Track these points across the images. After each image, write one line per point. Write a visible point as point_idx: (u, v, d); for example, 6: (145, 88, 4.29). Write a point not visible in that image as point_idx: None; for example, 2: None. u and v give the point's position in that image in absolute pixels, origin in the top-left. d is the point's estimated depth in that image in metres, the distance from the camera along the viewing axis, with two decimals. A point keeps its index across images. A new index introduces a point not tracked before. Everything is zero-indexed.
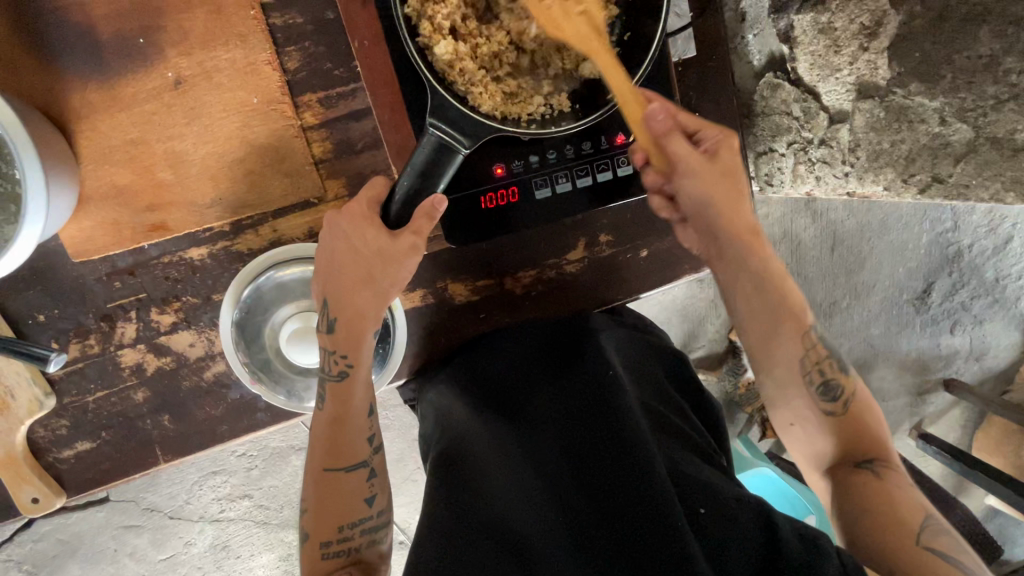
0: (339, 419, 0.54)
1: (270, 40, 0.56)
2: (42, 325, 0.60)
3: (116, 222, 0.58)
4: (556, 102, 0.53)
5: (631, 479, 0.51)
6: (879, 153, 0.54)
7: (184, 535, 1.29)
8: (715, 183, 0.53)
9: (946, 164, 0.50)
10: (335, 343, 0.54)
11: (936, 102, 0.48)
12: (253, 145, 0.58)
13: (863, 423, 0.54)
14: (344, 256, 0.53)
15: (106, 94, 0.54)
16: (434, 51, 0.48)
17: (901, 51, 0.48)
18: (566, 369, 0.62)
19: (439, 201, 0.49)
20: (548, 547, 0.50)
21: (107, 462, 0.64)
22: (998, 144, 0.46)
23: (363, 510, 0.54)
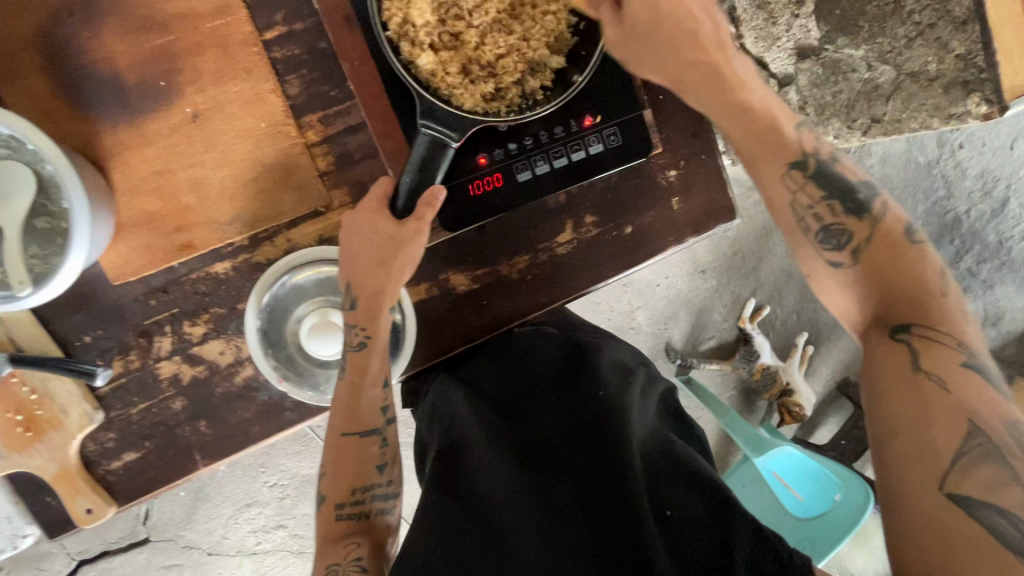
0: (355, 386, 0.62)
1: (273, 71, 0.63)
2: (88, 345, 0.67)
3: (148, 244, 0.64)
4: (529, 91, 0.59)
5: (608, 480, 0.56)
6: (823, 105, 0.74)
7: (223, 570, 1.34)
8: (643, 42, 0.55)
9: (880, 103, 0.69)
10: (356, 318, 0.61)
11: (861, 50, 0.65)
12: (265, 164, 0.65)
13: (888, 267, 0.51)
14: (359, 246, 0.60)
15: (134, 133, 0.62)
16: (416, 65, 0.55)
17: (825, 12, 0.65)
18: (563, 382, 0.68)
19: (437, 190, 0.56)
20: (523, 535, 0.54)
21: (152, 470, 0.70)
22: (916, 79, 0.64)
23: (375, 476, 0.62)
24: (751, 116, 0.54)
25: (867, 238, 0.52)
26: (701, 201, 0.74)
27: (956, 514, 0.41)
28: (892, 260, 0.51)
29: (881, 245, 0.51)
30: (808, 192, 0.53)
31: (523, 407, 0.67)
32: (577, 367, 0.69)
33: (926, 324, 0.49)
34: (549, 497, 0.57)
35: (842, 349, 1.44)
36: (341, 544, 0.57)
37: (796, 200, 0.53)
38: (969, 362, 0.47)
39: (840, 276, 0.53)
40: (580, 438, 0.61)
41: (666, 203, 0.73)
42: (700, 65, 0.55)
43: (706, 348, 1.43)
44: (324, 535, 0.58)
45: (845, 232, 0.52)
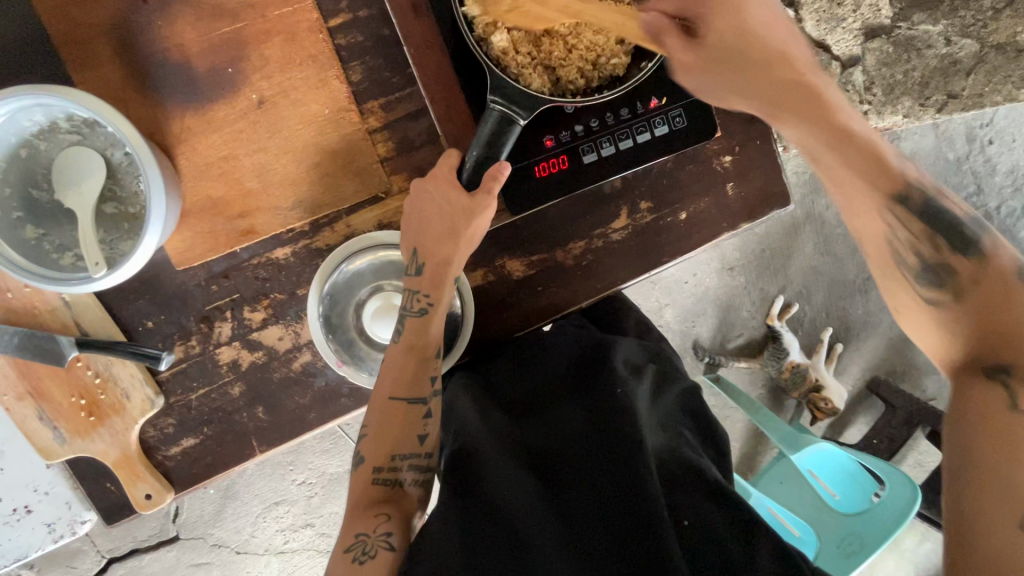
0: (412, 348, 0.62)
1: (337, 58, 0.64)
2: (150, 331, 0.67)
3: (211, 230, 0.65)
4: (600, 70, 0.58)
5: (629, 491, 0.53)
6: (892, 86, 0.79)
7: (252, 569, 1.34)
8: (716, 63, 0.57)
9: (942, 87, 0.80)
10: (422, 284, 0.61)
11: (928, 28, 0.77)
12: (328, 150, 0.65)
13: (997, 307, 0.49)
14: (429, 213, 0.60)
15: (201, 119, 0.63)
16: (488, 41, 0.55)
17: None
18: (580, 382, 0.65)
19: (503, 166, 0.56)
20: (542, 544, 0.52)
21: (209, 456, 0.70)
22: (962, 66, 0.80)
23: (415, 445, 0.61)
24: (848, 131, 0.52)
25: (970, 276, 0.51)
26: (755, 186, 0.74)
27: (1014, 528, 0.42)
28: (1001, 298, 0.49)
29: (988, 286, 0.50)
30: (910, 227, 0.53)
31: (539, 406, 0.65)
32: (599, 362, 0.65)
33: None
34: (566, 506, 0.55)
35: (872, 348, 1.42)
36: (370, 513, 0.57)
37: (894, 234, 0.53)
38: None
39: (935, 317, 0.52)
40: (597, 440, 0.58)
41: (721, 188, 0.73)
42: (796, 87, 0.54)
43: (737, 345, 1.42)
44: (357, 496, 0.59)
45: (948, 271, 0.52)
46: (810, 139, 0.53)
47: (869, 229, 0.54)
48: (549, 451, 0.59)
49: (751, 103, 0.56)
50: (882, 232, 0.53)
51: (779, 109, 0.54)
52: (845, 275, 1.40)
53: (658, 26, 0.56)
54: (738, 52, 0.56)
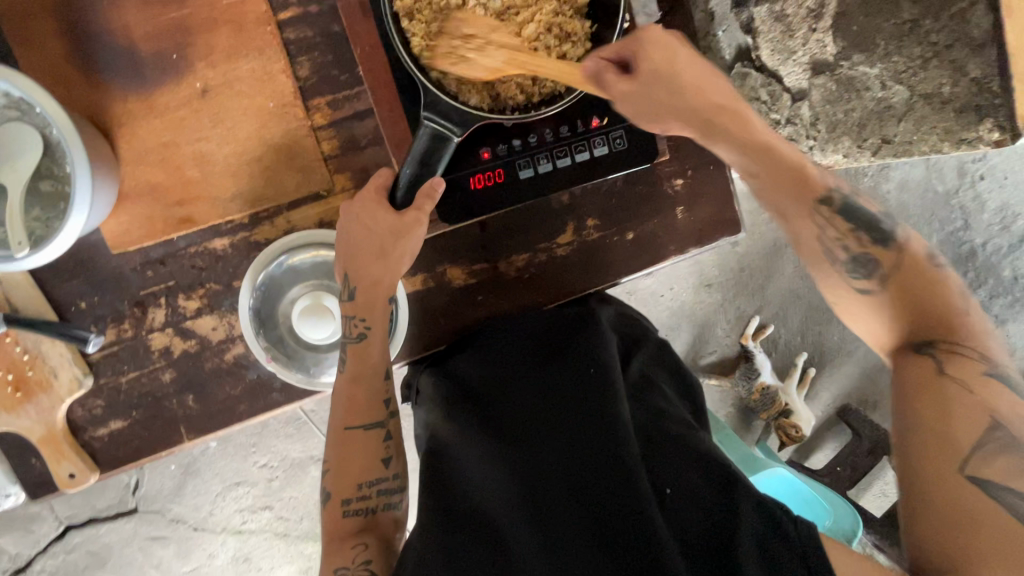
0: (356, 377, 0.61)
1: (285, 52, 0.64)
2: (83, 311, 0.67)
3: (149, 215, 0.65)
4: (540, 85, 0.57)
5: (608, 463, 0.54)
6: (835, 123, 0.69)
7: (207, 547, 1.34)
8: (649, 92, 0.55)
9: (891, 124, 0.64)
10: (356, 310, 0.60)
11: (875, 68, 0.61)
12: (270, 144, 0.65)
13: (923, 292, 0.51)
14: (357, 235, 0.59)
15: (144, 104, 0.63)
16: (425, 55, 0.54)
17: (842, 28, 0.62)
18: (549, 361, 0.65)
19: (438, 183, 0.55)
20: (521, 528, 0.52)
21: (137, 440, 0.70)
22: (929, 99, 0.59)
23: (382, 470, 0.59)
24: (778, 158, 0.55)
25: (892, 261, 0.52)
26: (705, 211, 0.73)
27: (973, 492, 0.42)
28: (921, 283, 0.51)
29: (912, 272, 0.51)
30: (834, 225, 0.54)
31: (508, 386, 0.64)
32: (565, 339, 0.66)
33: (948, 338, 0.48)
34: (541, 485, 0.55)
35: (843, 375, 1.41)
36: (348, 544, 0.55)
37: (822, 231, 0.54)
38: (992, 371, 0.47)
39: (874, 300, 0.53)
40: (572, 418, 0.59)
41: (670, 212, 0.73)
42: (725, 111, 0.56)
43: (709, 362, 1.41)
44: (330, 532, 0.56)
45: (872, 261, 0.53)
46: (747, 162, 0.55)
47: (803, 231, 0.55)
48: (522, 432, 0.59)
49: (684, 128, 0.57)
50: (813, 232, 0.54)
51: (709, 132, 0.56)
52: (822, 301, 1.38)
53: (599, 71, 0.53)
54: (665, 77, 0.55)
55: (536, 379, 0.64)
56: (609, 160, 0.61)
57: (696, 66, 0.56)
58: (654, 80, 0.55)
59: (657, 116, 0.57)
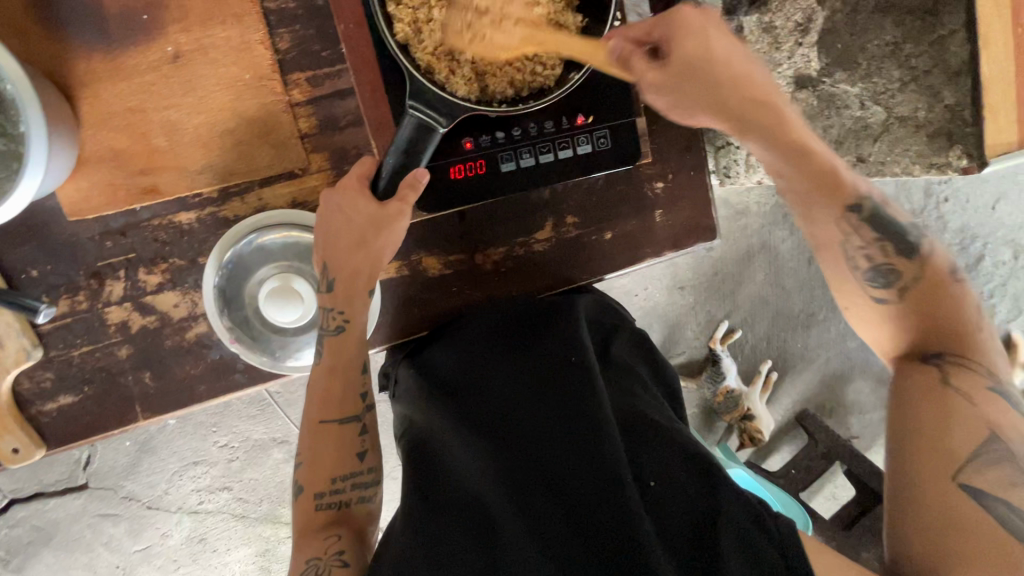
0: (334, 368, 0.59)
1: (264, 22, 0.61)
2: (34, 280, 0.64)
3: (111, 183, 0.62)
4: (529, 78, 0.55)
5: (587, 450, 0.55)
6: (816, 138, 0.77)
7: (161, 526, 1.31)
8: (678, 83, 0.56)
9: (867, 143, 0.71)
10: (334, 301, 0.58)
11: (856, 87, 0.67)
12: (244, 117, 0.62)
13: (937, 305, 0.52)
14: (337, 225, 0.56)
15: (109, 65, 0.59)
16: (415, 47, 0.53)
17: (826, 44, 0.66)
18: (528, 349, 0.65)
19: (422, 174, 0.54)
20: (500, 515, 0.53)
21: (88, 417, 0.67)
22: (904, 122, 0.66)
23: (356, 465, 0.58)
24: (807, 155, 0.55)
25: (916, 277, 0.53)
26: (683, 215, 0.74)
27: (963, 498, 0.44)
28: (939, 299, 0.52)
29: (930, 283, 0.53)
30: (861, 234, 0.55)
31: (487, 373, 0.64)
32: (544, 326, 0.66)
33: (960, 354, 0.50)
34: (520, 473, 0.55)
35: (806, 381, 1.45)
36: (319, 537, 0.53)
37: (846, 240, 0.55)
38: (995, 386, 0.48)
39: (883, 311, 0.54)
40: (551, 406, 0.59)
41: (649, 214, 0.73)
42: (753, 101, 0.56)
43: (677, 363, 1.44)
44: (301, 524, 0.55)
45: (892, 271, 0.54)
46: (770, 154, 0.56)
47: (824, 235, 0.56)
48: (501, 420, 0.60)
49: (711, 119, 0.57)
50: (838, 241, 0.55)
51: (738, 126, 0.56)
52: (790, 308, 1.42)
53: (624, 54, 0.54)
54: (700, 71, 0.55)
55: (515, 366, 0.64)
56: (592, 159, 0.60)
57: (728, 44, 0.56)
58: (683, 72, 0.55)
59: (675, 106, 0.57)
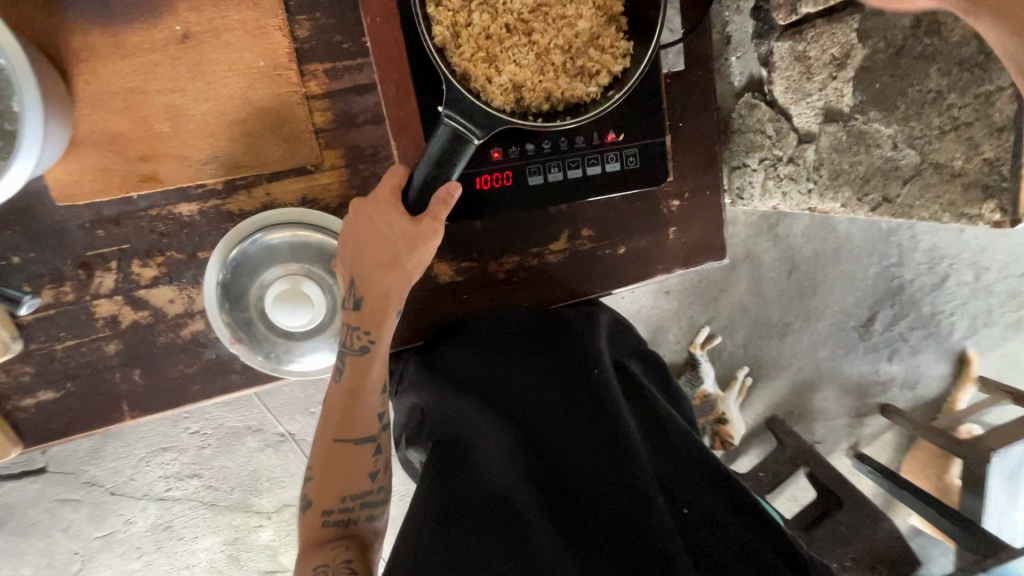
0: (354, 391, 0.56)
1: (283, 7, 0.57)
2: (15, 268, 0.59)
3: (106, 168, 0.57)
4: (566, 93, 0.53)
5: (616, 466, 0.59)
6: (839, 172, 0.57)
7: (124, 513, 1.25)
8: None
9: (895, 185, 0.51)
10: (361, 321, 0.55)
11: (890, 128, 0.50)
12: (257, 107, 0.59)
13: None
14: (368, 238, 0.54)
15: (110, 41, 0.55)
16: (451, 52, 0.51)
17: (864, 82, 0.51)
18: (551, 355, 0.66)
19: (454, 187, 0.51)
20: (535, 520, 0.57)
21: (68, 414, 0.63)
22: (938, 170, 0.47)
23: (367, 484, 0.56)
24: None
25: None
26: (694, 234, 0.74)
27: None
28: None
29: None
30: None
31: (511, 378, 0.65)
32: (567, 336, 0.67)
33: None
34: (550, 483, 0.59)
35: (777, 389, 1.47)
36: (325, 550, 0.52)
37: None
38: None
39: None
40: (578, 418, 0.62)
41: (662, 231, 0.73)
42: None
43: None
44: (306, 539, 0.53)
45: None
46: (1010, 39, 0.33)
47: None
48: (530, 426, 0.62)
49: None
50: None
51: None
52: (767, 317, 1.44)
53: None
54: None
55: (538, 373, 0.65)
56: (620, 176, 0.59)
57: None
58: None
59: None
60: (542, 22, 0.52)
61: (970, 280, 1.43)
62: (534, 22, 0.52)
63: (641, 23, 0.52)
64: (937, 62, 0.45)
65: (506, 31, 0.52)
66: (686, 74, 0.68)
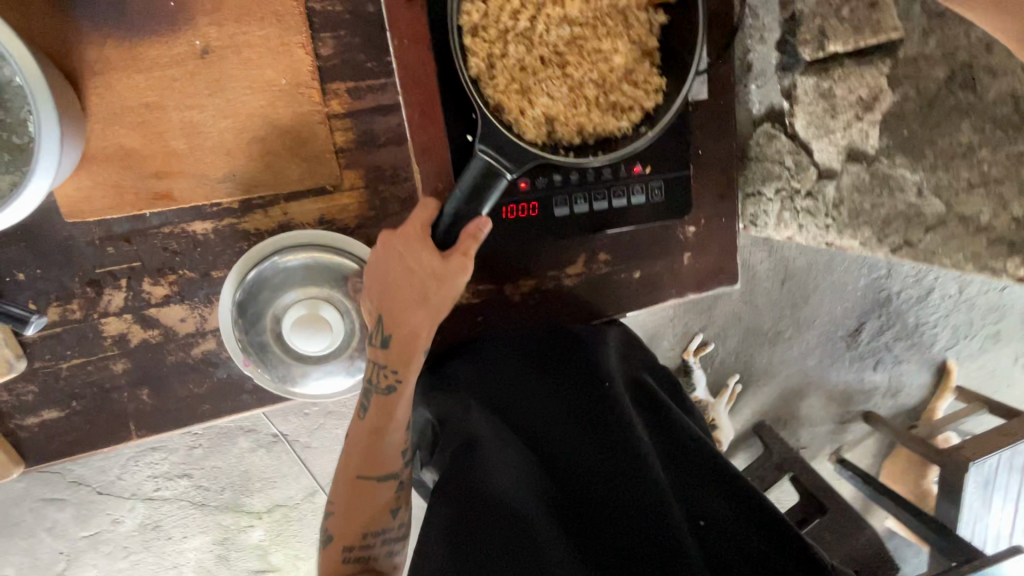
0: (378, 431, 0.55)
1: (307, 24, 0.56)
2: (19, 284, 0.57)
3: (118, 185, 0.55)
4: (598, 127, 0.53)
5: (629, 479, 0.57)
6: (858, 212, 0.58)
7: (111, 512, 1.07)
8: None
9: (917, 230, 0.52)
10: (389, 360, 0.54)
11: (916, 175, 0.51)
12: (277, 126, 0.57)
13: None
14: (397, 273, 0.53)
15: (126, 54, 0.52)
16: (486, 84, 0.51)
17: (892, 126, 0.52)
18: (562, 370, 0.66)
19: (483, 223, 0.51)
20: (549, 534, 0.53)
21: (73, 433, 0.61)
22: (964, 221, 0.48)
23: (389, 520, 0.56)
24: None
25: None
26: (708, 259, 0.75)
27: None
28: None
29: None
30: None
31: (523, 393, 0.64)
32: (578, 354, 0.67)
33: None
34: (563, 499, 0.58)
35: (766, 396, 1.44)
36: None
37: None
38: None
39: None
40: (589, 432, 0.61)
41: (678, 256, 0.74)
42: None
43: None
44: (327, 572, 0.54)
45: None
46: None
47: None
48: (541, 441, 0.61)
49: None
50: None
51: None
52: (760, 326, 1.37)
53: None
54: None
55: (550, 389, 0.65)
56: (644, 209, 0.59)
57: None
58: None
59: None
60: (578, 55, 0.51)
61: (954, 293, 1.43)
62: (570, 54, 0.51)
63: (676, 61, 0.52)
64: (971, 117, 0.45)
65: (541, 63, 0.51)
66: (709, 102, 0.68)
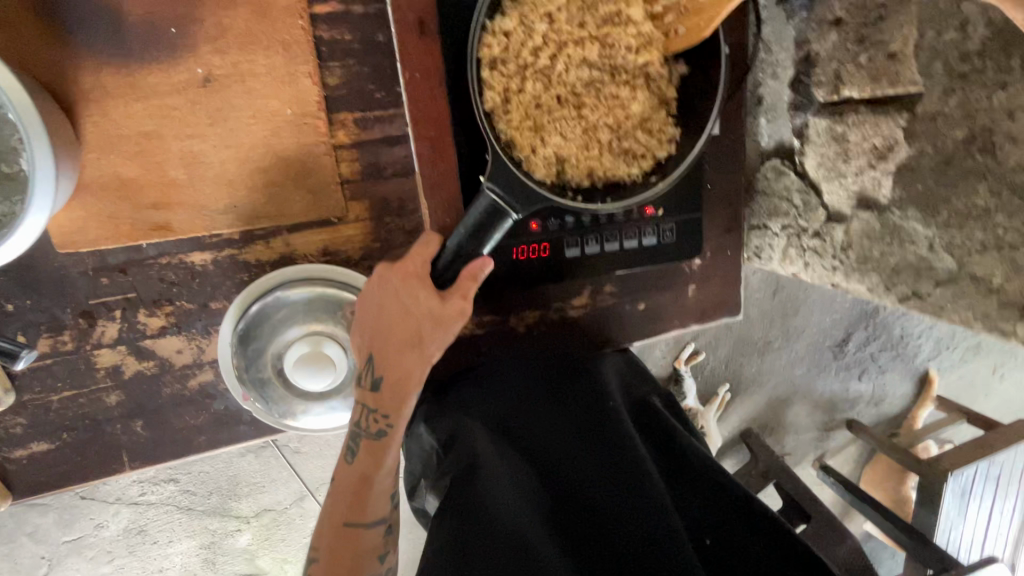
0: (366, 475, 0.54)
1: (315, 53, 0.54)
2: (8, 316, 0.55)
3: (113, 216, 0.53)
4: (609, 172, 0.52)
5: (633, 496, 0.55)
6: (867, 258, 0.58)
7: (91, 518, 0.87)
8: None
9: (927, 283, 0.52)
10: (380, 406, 0.53)
11: (929, 230, 0.51)
12: (281, 157, 0.55)
13: None
14: (392, 313, 0.52)
15: (124, 81, 0.50)
16: (499, 118, 0.49)
17: (905, 179, 0.52)
18: (566, 390, 0.64)
19: (485, 263, 0.50)
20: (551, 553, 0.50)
21: (63, 465, 0.59)
22: (975, 281, 0.48)
23: (376, 566, 0.56)
24: None
25: None
26: (712, 291, 0.75)
27: None
28: None
29: None
30: None
31: (524, 412, 0.62)
32: (582, 375, 0.66)
33: None
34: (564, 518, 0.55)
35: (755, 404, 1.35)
36: None
37: None
38: None
39: None
40: (592, 450, 0.59)
41: (682, 288, 0.73)
42: None
43: None
44: None
45: None
46: None
47: None
48: (542, 459, 0.59)
49: None
50: None
51: None
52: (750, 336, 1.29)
53: None
54: None
55: (553, 407, 0.62)
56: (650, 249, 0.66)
57: None
58: None
59: None
60: (593, 98, 0.51)
61: None
62: (586, 96, 0.50)
63: (692, 110, 0.51)
64: (987, 180, 0.45)
65: (556, 102, 0.50)
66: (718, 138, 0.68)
